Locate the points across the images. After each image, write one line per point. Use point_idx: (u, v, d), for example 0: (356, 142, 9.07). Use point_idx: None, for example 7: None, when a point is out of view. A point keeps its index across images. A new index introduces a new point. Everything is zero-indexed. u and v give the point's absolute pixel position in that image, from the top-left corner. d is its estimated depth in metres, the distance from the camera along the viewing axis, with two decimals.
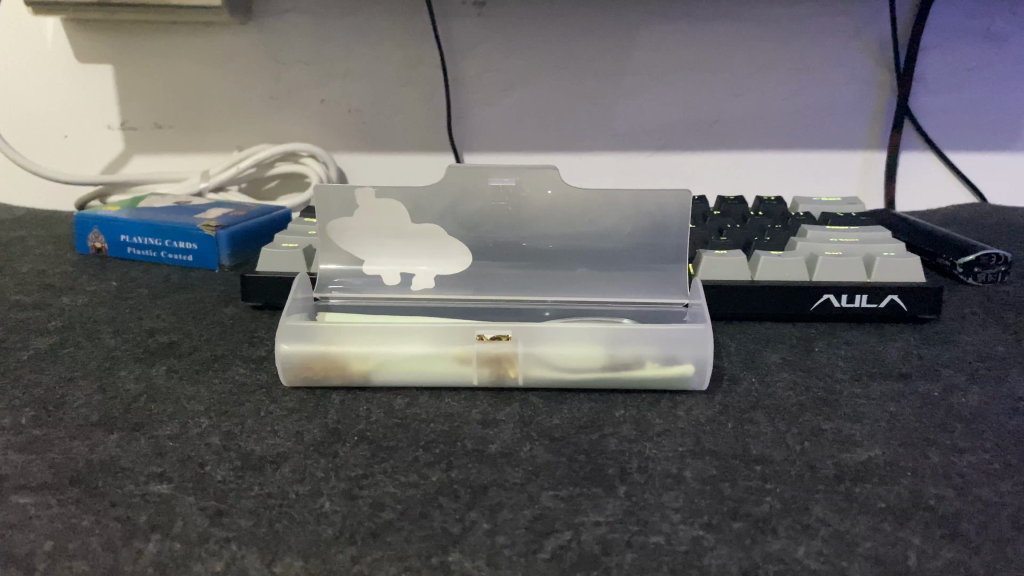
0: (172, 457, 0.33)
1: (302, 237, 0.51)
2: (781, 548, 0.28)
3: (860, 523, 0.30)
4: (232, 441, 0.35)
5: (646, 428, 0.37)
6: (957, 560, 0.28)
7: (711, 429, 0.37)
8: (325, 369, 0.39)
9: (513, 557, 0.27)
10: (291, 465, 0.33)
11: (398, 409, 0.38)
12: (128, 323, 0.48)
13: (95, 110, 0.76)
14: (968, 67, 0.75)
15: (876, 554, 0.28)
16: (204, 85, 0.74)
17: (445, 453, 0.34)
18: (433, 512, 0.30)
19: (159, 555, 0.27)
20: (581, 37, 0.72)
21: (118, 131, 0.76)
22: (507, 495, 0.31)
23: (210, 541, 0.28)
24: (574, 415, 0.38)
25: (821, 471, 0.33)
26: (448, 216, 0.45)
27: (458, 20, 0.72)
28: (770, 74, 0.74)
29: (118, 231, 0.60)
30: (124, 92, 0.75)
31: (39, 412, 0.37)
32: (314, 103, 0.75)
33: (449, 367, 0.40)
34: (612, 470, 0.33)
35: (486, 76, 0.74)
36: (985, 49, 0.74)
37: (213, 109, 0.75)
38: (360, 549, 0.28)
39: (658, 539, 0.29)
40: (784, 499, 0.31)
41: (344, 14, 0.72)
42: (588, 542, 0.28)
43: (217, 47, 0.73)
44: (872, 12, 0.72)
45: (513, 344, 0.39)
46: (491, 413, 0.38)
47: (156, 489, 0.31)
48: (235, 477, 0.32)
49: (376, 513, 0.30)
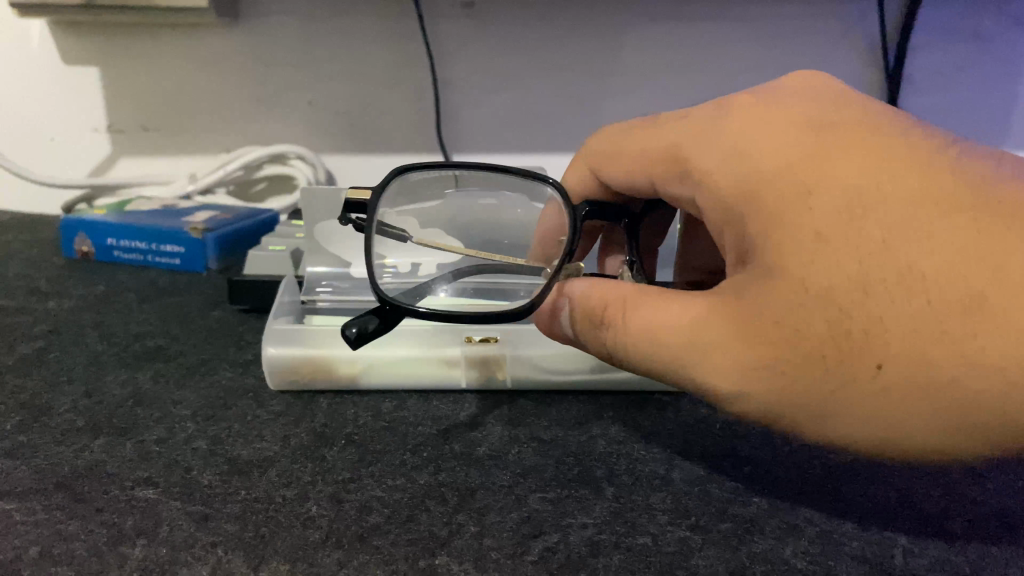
0: (159, 461, 0.33)
1: (290, 241, 0.51)
2: (768, 548, 0.28)
3: (848, 522, 0.30)
4: (219, 446, 0.35)
5: (634, 429, 0.37)
6: (942, 558, 0.28)
7: (699, 429, 0.37)
8: (314, 373, 0.39)
9: (500, 559, 0.27)
10: (277, 469, 0.33)
11: (386, 413, 0.38)
12: (115, 328, 0.48)
13: (81, 114, 0.74)
14: (956, 68, 0.70)
15: (861, 553, 0.28)
16: (192, 88, 0.73)
17: (433, 456, 0.34)
18: (419, 515, 0.30)
19: (145, 560, 0.27)
20: (572, 35, 0.70)
21: (105, 134, 0.75)
22: (495, 498, 0.31)
23: (196, 545, 0.28)
24: (563, 416, 0.38)
25: (809, 471, 0.33)
26: (448, 222, 0.44)
27: (447, 21, 0.70)
28: None
29: (104, 235, 0.60)
30: (110, 94, 0.73)
31: (25, 417, 0.37)
32: (301, 103, 0.73)
33: (436, 368, 0.39)
34: (600, 472, 0.33)
35: (473, 77, 0.72)
36: (974, 50, 0.70)
37: (200, 111, 0.74)
38: (346, 554, 0.28)
39: (646, 540, 0.29)
40: (771, 500, 0.31)
41: (333, 16, 0.70)
42: (575, 544, 0.28)
43: (205, 51, 0.71)
44: (861, 12, 0.69)
45: (501, 346, 0.40)
46: (479, 416, 0.38)
47: (143, 493, 0.31)
48: (222, 481, 0.32)
49: (362, 517, 0.30)
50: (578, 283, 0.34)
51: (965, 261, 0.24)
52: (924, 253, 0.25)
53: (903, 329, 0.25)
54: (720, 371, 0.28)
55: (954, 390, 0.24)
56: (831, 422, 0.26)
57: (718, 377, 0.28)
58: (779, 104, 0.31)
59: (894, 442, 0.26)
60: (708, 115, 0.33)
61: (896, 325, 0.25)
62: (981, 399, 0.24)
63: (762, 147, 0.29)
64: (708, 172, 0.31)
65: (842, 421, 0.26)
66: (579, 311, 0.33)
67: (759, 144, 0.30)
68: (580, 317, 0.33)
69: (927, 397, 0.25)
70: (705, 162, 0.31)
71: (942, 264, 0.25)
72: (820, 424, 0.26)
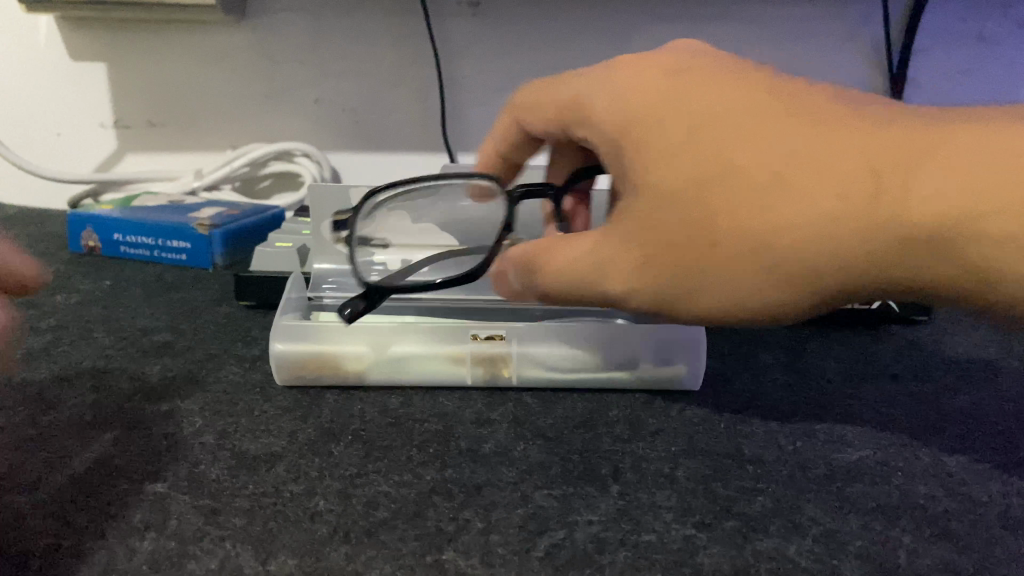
0: (167, 456, 0.33)
1: (298, 238, 0.51)
2: (772, 547, 0.29)
3: (851, 521, 0.30)
4: (227, 441, 0.35)
5: (639, 427, 0.37)
6: (946, 558, 0.28)
7: (704, 429, 0.37)
8: (319, 366, 0.39)
9: (506, 555, 0.28)
10: (285, 464, 0.33)
11: (392, 409, 0.38)
12: (123, 323, 0.48)
13: (87, 109, 0.73)
14: (960, 71, 0.68)
15: (866, 552, 0.28)
16: (202, 85, 0.72)
17: (439, 453, 0.34)
18: (427, 510, 0.30)
19: (154, 553, 0.27)
20: (579, 39, 0.69)
21: (110, 129, 0.74)
22: (500, 495, 0.31)
23: (205, 539, 0.28)
24: (568, 414, 0.38)
25: (812, 470, 0.34)
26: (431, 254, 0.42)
27: (452, 21, 0.69)
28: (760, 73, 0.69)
29: (111, 231, 0.60)
30: (119, 89, 0.72)
31: (33, 412, 0.37)
32: (308, 102, 0.72)
33: (444, 367, 0.40)
34: (606, 470, 0.33)
35: (481, 77, 0.71)
36: (976, 53, 0.67)
37: (208, 108, 0.73)
38: (354, 548, 0.28)
39: (651, 538, 0.29)
40: (776, 498, 0.31)
41: (340, 14, 0.69)
42: (581, 541, 0.29)
43: (215, 47, 0.71)
44: (865, 13, 0.67)
45: (507, 344, 0.40)
46: (485, 413, 0.38)
47: (150, 488, 0.31)
48: (230, 476, 0.32)
49: (370, 512, 0.30)
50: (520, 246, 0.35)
51: (861, 130, 0.26)
52: (823, 137, 0.26)
53: (810, 210, 0.26)
54: (627, 265, 0.29)
55: (853, 240, 0.26)
56: (722, 294, 0.28)
57: (613, 276, 0.30)
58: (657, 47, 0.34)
59: (792, 293, 0.27)
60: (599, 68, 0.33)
61: (803, 198, 0.26)
62: (892, 241, 0.25)
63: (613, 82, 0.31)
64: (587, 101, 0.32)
65: (738, 281, 0.27)
66: (516, 255, 0.34)
67: (641, 96, 0.29)
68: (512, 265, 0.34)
69: (826, 252, 0.26)
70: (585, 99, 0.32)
71: (841, 147, 0.26)
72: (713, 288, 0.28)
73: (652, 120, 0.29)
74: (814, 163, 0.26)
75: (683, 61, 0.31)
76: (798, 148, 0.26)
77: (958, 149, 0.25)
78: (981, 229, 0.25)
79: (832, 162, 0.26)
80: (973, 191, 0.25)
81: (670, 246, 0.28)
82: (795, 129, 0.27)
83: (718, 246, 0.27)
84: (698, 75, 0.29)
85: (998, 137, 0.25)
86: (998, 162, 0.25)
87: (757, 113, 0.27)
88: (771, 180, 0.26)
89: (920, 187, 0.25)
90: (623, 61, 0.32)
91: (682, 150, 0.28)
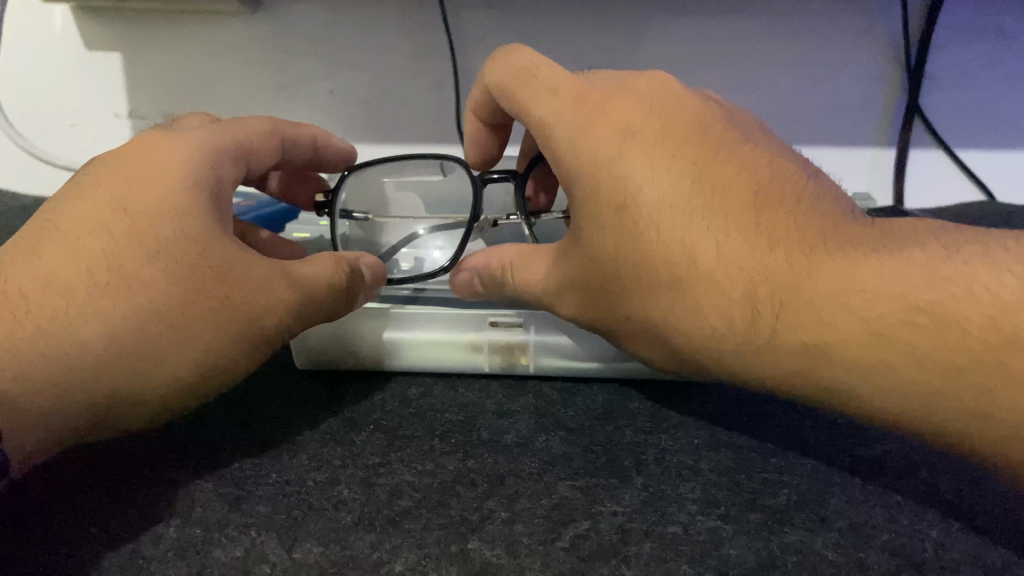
0: (190, 445, 0.34)
1: (315, 227, 0.51)
2: (799, 540, 0.29)
3: (877, 515, 0.30)
4: (249, 429, 0.35)
5: (661, 420, 0.37)
6: (974, 553, 0.28)
7: (727, 421, 0.36)
8: (336, 351, 0.39)
9: (531, 545, 0.28)
10: (309, 453, 0.33)
11: (412, 400, 0.38)
12: None
13: (97, 97, 0.64)
14: (979, 65, 0.59)
15: (893, 547, 0.28)
16: (209, 70, 0.62)
17: (461, 442, 0.34)
18: (450, 499, 0.30)
19: (179, 540, 0.29)
20: None
21: (127, 121, 0.64)
22: (524, 485, 0.31)
23: (230, 526, 0.29)
24: (588, 406, 0.38)
25: (837, 464, 0.33)
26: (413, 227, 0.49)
27: None
28: (791, 53, 0.59)
29: None
30: (133, 77, 0.63)
31: None
32: None
33: (461, 353, 0.39)
34: (629, 461, 0.33)
35: None
36: (996, 50, 0.58)
37: (220, 91, 0.63)
38: (378, 537, 0.28)
39: (676, 529, 0.29)
40: (801, 491, 0.31)
41: None
42: (606, 531, 0.29)
43: (227, 33, 0.61)
44: (884, 7, 0.57)
45: (524, 331, 0.39)
46: (506, 404, 0.38)
47: (175, 475, 0.32)
48: (254, 464, 0.33)
49: (393, 501, 0.30)
50: (485, 255, 0.37)
51: (761, 237, 0.28)
52: (722, 244, 0.28)
53: (700, 314, 0.29)
54: (570, 305, 0.34)
55: (733, 348, 0.29)
56: (648, 348, 0.32)
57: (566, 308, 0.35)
58: (631, 78, 0.35)
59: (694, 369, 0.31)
60: (567, 97, 0.34)
61: (698, 304, 0.29)
62: (764, 358, 0.28)
63: (573, 120, 0.33)
64: (547, 127, 0.34)
65: (660, 346, 0.31)
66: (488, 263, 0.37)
67: (588, 154, 0.32)
68: (487, 277, 0.37)
69: (709, 348, 0.29)
70: (547, 120, 0.34)
71: (735, 260, 0.28)
72: (642, 341, 0.32)
73: (594, 190, 0.31)
74: (710, 275, 0.28)
75: (638, 117, 0.32)
76: (697, 253, 0.29)
77: (825, 282, 0.26)
78: (829, 359, 0.26)
79: (718, 274, 0.28)
80: (825, 324, 0.26)
81: (601, 300, 0.33)
82: (704, 235, 0.29)
83: (632, 319, 0.32)
84: (646, 139, 0.31)
85: (869, 263, 0.26)
86: (854, 292, 0.26)
87: (674, 209, 0.30)
88: (678, 283, 0.29)
89: (788, 316, 0.27)
90: (589, 97, 0.34)
91: (613, 228, 0.31)
